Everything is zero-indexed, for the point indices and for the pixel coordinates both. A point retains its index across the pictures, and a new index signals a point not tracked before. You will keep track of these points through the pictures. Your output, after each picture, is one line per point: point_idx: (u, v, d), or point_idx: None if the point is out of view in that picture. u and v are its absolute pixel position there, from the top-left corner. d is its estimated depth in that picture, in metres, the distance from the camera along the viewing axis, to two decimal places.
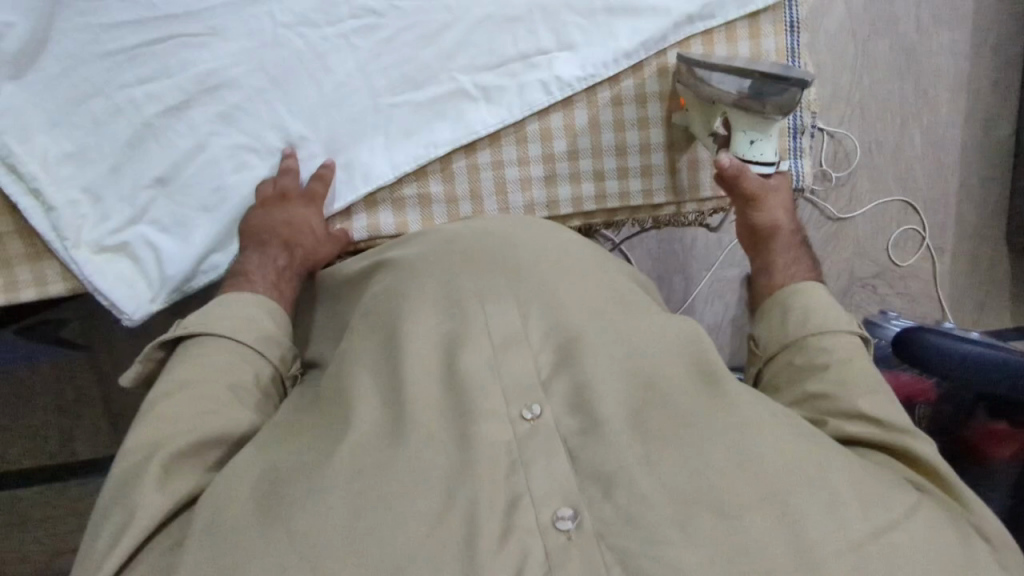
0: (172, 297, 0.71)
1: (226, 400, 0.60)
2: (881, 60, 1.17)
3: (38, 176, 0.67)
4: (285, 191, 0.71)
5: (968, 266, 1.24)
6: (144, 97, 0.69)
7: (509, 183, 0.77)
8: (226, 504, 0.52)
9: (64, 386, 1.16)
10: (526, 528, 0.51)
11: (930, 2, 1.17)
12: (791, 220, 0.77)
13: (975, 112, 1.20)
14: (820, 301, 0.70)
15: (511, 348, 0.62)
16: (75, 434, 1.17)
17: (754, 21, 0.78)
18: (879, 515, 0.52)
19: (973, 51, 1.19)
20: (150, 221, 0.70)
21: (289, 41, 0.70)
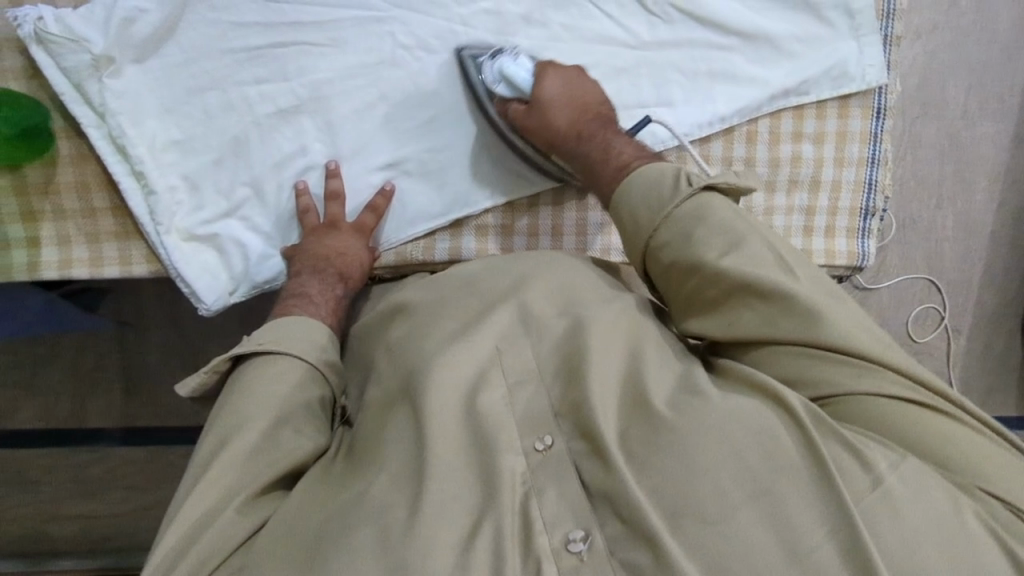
0: (248, 291, 0.79)
1: (271, 422, 0.63)
2: (925, 142, 1.20)
3: (145, 157, 0.75)
4: (335, 220, 0.78)
5: (982, 349, 1.29)
6: (257, 97, 0.77)
7: (590, 227, 0.87)
8: (279, 543, 0.56)
9: (83, 352, 1.16)
10: (544, 552, 0.55)
11: (979, 91, 1.18)
12: (557, 117, 0.76)
13: (1009, 202, 1.23)
14: (646, 179, 0.71)
15: (523, 384, 0.64)
16: (86, 401, 1.18)
17: (845, 101, 0.89)
18: (862, 476, 0.54)
19: (1014, 144, 1.21)
20: (240, 217, 0.79)
21: (405, 62, 0.80)
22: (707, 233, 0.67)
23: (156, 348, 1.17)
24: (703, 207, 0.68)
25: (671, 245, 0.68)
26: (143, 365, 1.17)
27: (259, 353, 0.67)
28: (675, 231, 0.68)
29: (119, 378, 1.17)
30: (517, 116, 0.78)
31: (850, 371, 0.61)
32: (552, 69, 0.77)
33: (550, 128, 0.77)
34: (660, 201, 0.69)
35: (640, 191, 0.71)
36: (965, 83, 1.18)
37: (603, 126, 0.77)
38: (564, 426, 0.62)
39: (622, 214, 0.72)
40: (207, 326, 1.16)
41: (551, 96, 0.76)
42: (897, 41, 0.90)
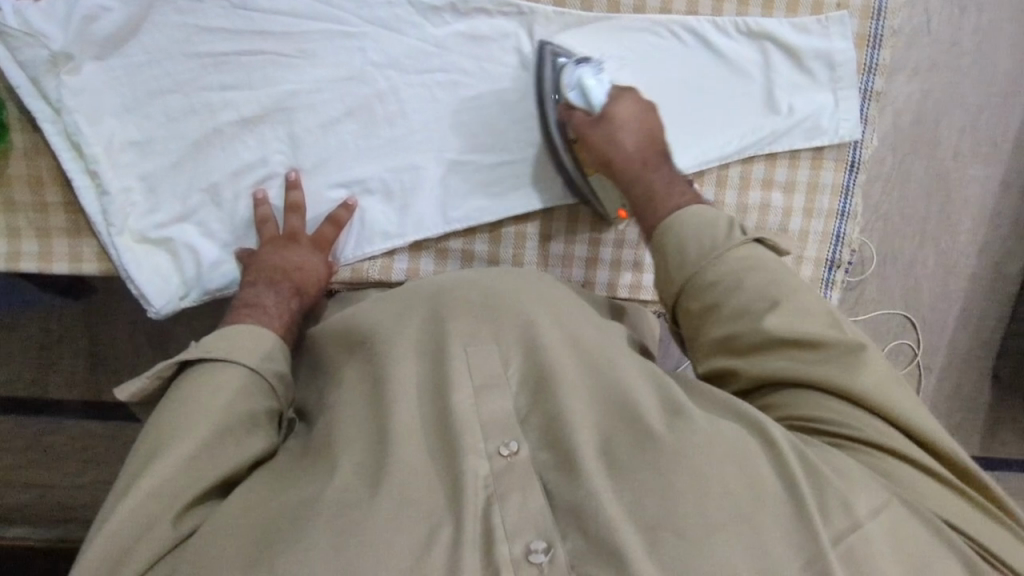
0: (199, 296, 0.81)
1: (219, 425, 0.62)
2: (914, 178, 1.19)
3: (100, 157, 0.76)
4: (294, 232, 0.80)
5: (951, 389, 1.27)
6: (221, 103, 0.79)
7: (552, 257, 0.90)
8: (221, 541, 0.54)
9: (50, 322, 1.16)
10: (502, 563, 0.52)
11: (972, 132, 1.17)
12: (633, 144, 0.78)
13: (993, 246, 1.23)
14: (697, 224, 0.72)
15: (493, 389, 0.62)
16: (52, 370, 1.17)
17: (818, 153, 0.92)
18: (843, 519, 0.54)
19: (1002, 189, 1.20)
20: (195, 223, 0.80)
21: (376, 80, 0.82)
22: (757, 289, 0.67)
23: (123, 324, 1.15)
24: (749, 264, 0.69)
25: (713, 289, 0.69)
26: (112, 339, 1.16)
27: (209, 358, 0.67)
28: (725, 275, 0.69)
29: (85, 351, 1.16)
30: (579, 126, 0.80)
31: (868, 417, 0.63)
32: (629, 94, 0.80)
33: (615, 147, 0.78)
34: (713, 247, 0.70)
35: (688, 234, 0.72)
36: (959, 123, 1.17)
37: (664, 159, 0.79)
38: (530, 437, 0.60)
39: (666, 249, 0.72)
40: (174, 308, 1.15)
41: (620, 117, 0.78)
42: (876, 98, 0.93)
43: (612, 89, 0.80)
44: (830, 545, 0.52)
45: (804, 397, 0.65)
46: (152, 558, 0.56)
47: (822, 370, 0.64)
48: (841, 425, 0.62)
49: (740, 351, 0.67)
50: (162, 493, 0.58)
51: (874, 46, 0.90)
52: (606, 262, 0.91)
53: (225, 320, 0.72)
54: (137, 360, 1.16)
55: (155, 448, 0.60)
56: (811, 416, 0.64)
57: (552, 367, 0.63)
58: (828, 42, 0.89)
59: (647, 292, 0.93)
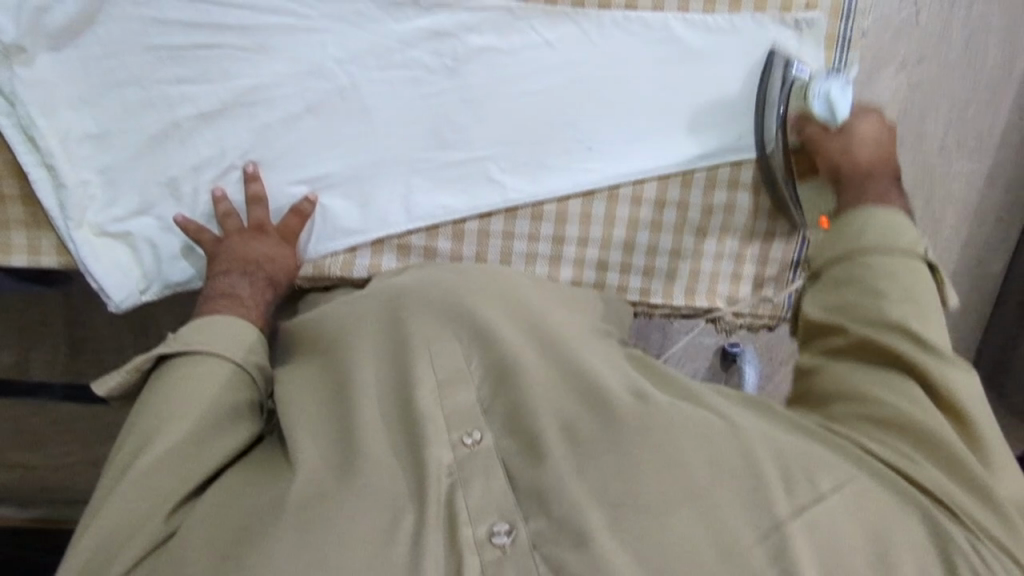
0: (160, 290, 0.83)
1: (197, 418, 0.62)
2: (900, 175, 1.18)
3: (55, 150, 0.77)
4: (261, 222, 0.81)
5: None
6: (178, 96, 0.79)
7: (515, 254, 0.90)
8: (200, 539, 0.54)
9: (29, 308, 1.14)
10: (465, 545, 0.52)
11: (958, 128, 1.16)
12: (865, 153, 0.80)
13: (975, 242, 1.23)
14: (888, 218, 0.73)
15: (454, 386, 0.62)
16: (31, 356, 1.16)
17: None
18: (807, 492, 0.55)
19: (986, 186, 1.19)
20: (154, 216, 0.82)
21: (335, 75, 0.82)
22: (912, 288, 0.68)
23: (103, 310, 1.15)
24: (913, 266, 0.70)
25: (876, 270, 0.70)
26: (93, 326, 1.15)
27: (184, 353, 0.67)
28: (893, 265, 0.70)
29: (65, 337, 1.16)
30: (815, 134, 0.83)
31: (919, 400, 0.62)
32: (871, 115, 0.83)
33: (847, 155, 0.81)
34: (896, 240, 0.71)
35: (875, 222, 0.73)
36: (945, 119, 1.15)
37: (889, 175, 0.80)
38: (493, 424, 0.60)
39: (844, 227, 0.74)
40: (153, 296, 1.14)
41: (859, 131, 0.81)
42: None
43: (869, 114, 0.83)
44: (792, 517, 0.53)
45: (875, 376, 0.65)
46: (142, 553, 0.56)
47: (927, 353, 0.64)
48: (887, 409, 0.62)
49: (863, 320, 0.68)
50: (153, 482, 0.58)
51: (843, 48, 0.90)
52: (568, 261, 0.91)
53: (201, 312, 0.73)
54: (118, 346, 1.16)
55: (137, 450, 0.61)
56: (857, 395, 0.65)
57: (516, 367, 0.62)
58: (800, 46, 0.88)
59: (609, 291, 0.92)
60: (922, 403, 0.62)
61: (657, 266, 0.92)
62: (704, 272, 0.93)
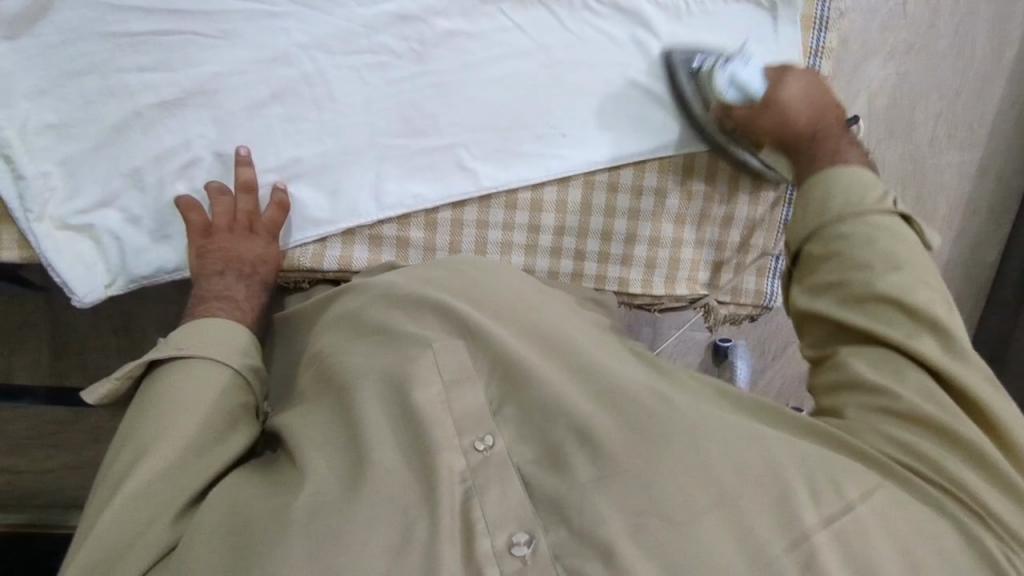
0: (128, 285, 0.80)
1: (193, 423, 0.62)
2: (890, 164, 1.18)
3: (13, 141, 0.74)
4: (252, 219, 0.79)
5: None
6: (140, 84, 0.77)
7: (489, 244, 0.88)
8: (202, 549, 0.53)
9: (10, 312, 1.11)
10: (484, 557, 0.51)
11: (948, 119, 1.16)
12: (807, 120, 0.77)
13: (968, 231, 1.23)
14: (847, 179, 0.72)
15: (462, 386, 0.60)
16: (14, 359, 1.14)
17: None
18: (834, 501, 0.53)
19: (978, 174, 1.19)
20: (118, 209, 0.79)
21: (300, 61, 0.80)
22: (891, 251, 0.66)
23: (86, 314, 1.13)
24: (889, 229, 0.68)
25: (847, 238, 0.68)
26: (76, 327, 1.13)
27: (178, 358, 0.66)
28: (864, 230, 0.68)
29: (47, 340, 1.13)
30: (741, 117, 0.80)
31: (917, 375, 0.61)
32: (792, 73, 0.79)
33: (787, 129, 0.78)
34: (858, 202, 0.70)
35: (835, 190, 0.72)
36: (936, 108, 1.15)
37: (835, 127, 0.78)
38: (505, 428, 0.58)
39: (811, 200, 0.73)
40: (140, 295, 1.12)
41: (788, 94, 0.78)
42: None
43: (791, 73, 0.79)
44: (818, 526, 0.52)
45: (867, 353, 0.64)
46: (154, 558, 0.55)
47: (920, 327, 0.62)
48: (890, 402, 0.60)
49: (848, 299, 0.66)
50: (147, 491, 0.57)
51: (821, 26, 0.89)
52: (545, 250, 0.89)
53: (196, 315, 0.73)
54: (103, 349, 1.14)
55: (132, 458, 0.60)
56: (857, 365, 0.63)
57: (525, 364, 0.60)
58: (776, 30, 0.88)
59: (590, 280, 0.91)
60: (915, 375, 0.61)
61: (636, 255, 0.91)
62: (685, 260, 0.92)
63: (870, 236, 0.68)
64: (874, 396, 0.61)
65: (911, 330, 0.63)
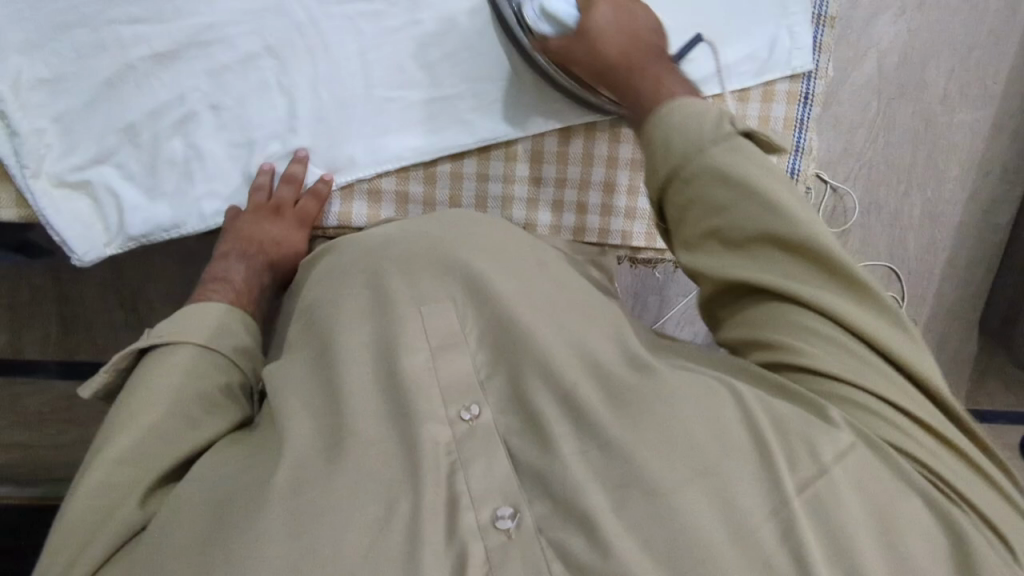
0: (126, 245, 0.79)
1: (164, 406, 0.61)
2: (899, 126, 1.16)
3: (6, 96, 0.73)
4: (280, 205, 0.80)
5: (937, 340, 1.25)
6: (132, 36, 0.76)
7: (492, 198, 0.87)
8: (172, 529, 0.52)
9: (18, 286, 1.13)
10: (468, 531, 0.50)
11: (960, 76, 1.14)
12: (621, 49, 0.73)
13: (979, 192, 1.19)
14: (687, 115, 0.64)
15: (449, 350, 0.59)
16: (25, 332, 1.15)
17: (770, 85, 0.88)
18: (809, 463, 0.52)
19: (991, 133, 1.16)
20: (113, 165, 0.78)
21: (292, 11, 0.80)
22: (747, 191, 0.60)
23: (94, 288, 1.14)
24: (748, 160, 0.62)
25: (713, 182, 0.62)
26: (83, 300, 1.14)
27: (162, 343, 0.66)
28: (716, 171, 0.62)
29: (57, 315, 1.14)
30: (561, 48, 0.76)
31: (832, 335, 0.58)
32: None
33: (600, 58, 0.74)
34: (702, 139, 0.63)
35: (681, 121, 0.64)
36: (948, 65, 1.13)
37: (648, 59, 0.74)
38: (491, 396, 0.58)
39: (653, 141, 0.66)
40: (145, 265, 1.13)
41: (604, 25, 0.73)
42: (830, 23, 0.89)
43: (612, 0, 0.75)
44: (794, 492, 0.50)
45: (777, 318, 0.60)
46: (118, 540, 0.53)
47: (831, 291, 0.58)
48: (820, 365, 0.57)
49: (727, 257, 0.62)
50: (113, 483, 0.55)
51: None
52: (547, 203, 0.88)
53: (194, 293, 0.76)
54: (109, 322, 1.15)
55: (105, 436, 0.59)
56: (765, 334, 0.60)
57: (517, 333, 0.59)
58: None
59: (592, 234, 0.89)
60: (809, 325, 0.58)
61: (639, 208, 0.89)
62: None
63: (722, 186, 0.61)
64: (821, 369, 0.57)
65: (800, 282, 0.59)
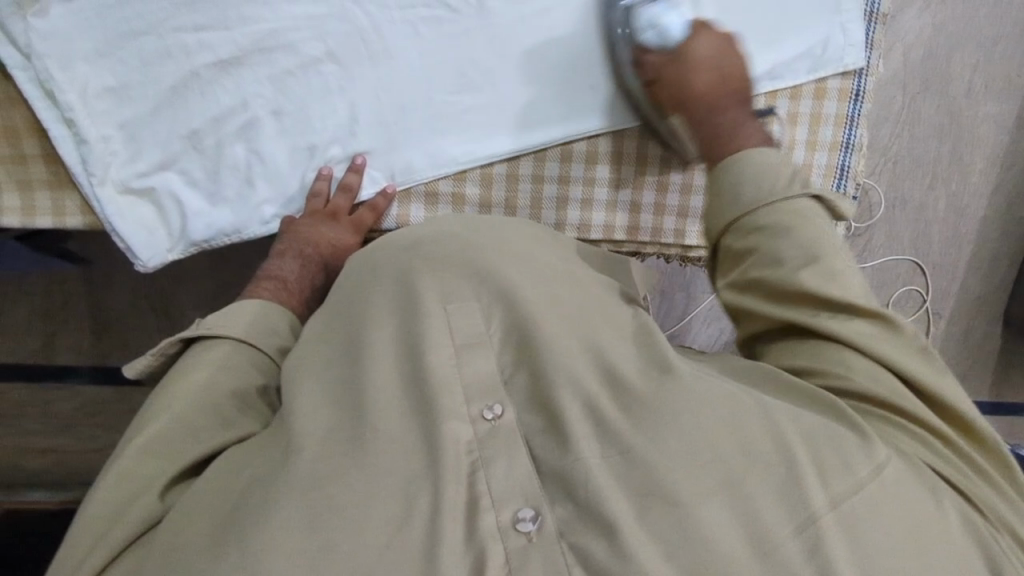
0: (187, 250, 0.81)
1: (195, 402, 0.61)
2: (926, 120, 1.16)
3: (75, 104, 0.74)
4: (336, 210, 0.81)
5: (960, 335, 1.24)
6: (196, 44, 0.76)
7: (546, 200, 0.87)
8: (189, 527, 0.52)
9: (52, 290, 1.15)
10: (487, 532, 0.50)
11: (985, 70, 1.14)
12: (721, 79, 0.76)
13: (1004, 185, 1.19)
14: (757, 164, 0.67)
15: (473, 350, 0.60)
16: (59, 338, 1.16)
17: (821, 82, 0.88)
18: (843, 484, 0.51)
19: (1018, 125, 1.16)
20: (177, 171, 0.79)
21: (355, 17, 0.80)
22: (807, 242, 0.62)
23: (126, 292, 1.15)
24: (813, 215, 0.64)
25: (774, 229, 0.64)
26: (115, 305, 1.15)
27: (204, 336, 0.67)
28: (781, 221, 0.63)
29: (88, 319, 1.16)
30: (655, 63, 0.78)
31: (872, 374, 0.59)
32: (705, 31, 0.77)
33: (688, 82, 0.76)
34: (768, 193, 0.65)
35: (745, 173, 0.67)
36: (972, 59, 1.14)
37: (735, 98, 0.75)
38: (513, 397, 0.58)
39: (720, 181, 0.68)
40: (178, 268, 1.14)
41: (696, 55, 0.76)
42: (883, 20, 0.90)
43: (725, 39, 0.77)
44: (827, 508, 0.50)
45: (824, 353, 0.61)
46: (138, 530, 0.54)
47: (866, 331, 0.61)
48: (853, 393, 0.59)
49: (779, 300, 0.63)
50: (141, 475, 0.56)
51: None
52: (600, 205, 0.88)
53: (245, 290, 0.75)
54: (142, 324, 1.16)
55: (137, 427, 0.60)
56: (802, 360, 0.62)
57: (541, 335, 0.60)
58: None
59: (645, 234, 0.89)
60: (843, 354, 0.60)
61: (693, 208, 0.89)
62: None
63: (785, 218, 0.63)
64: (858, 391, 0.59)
65: (831, 315, 0.61)
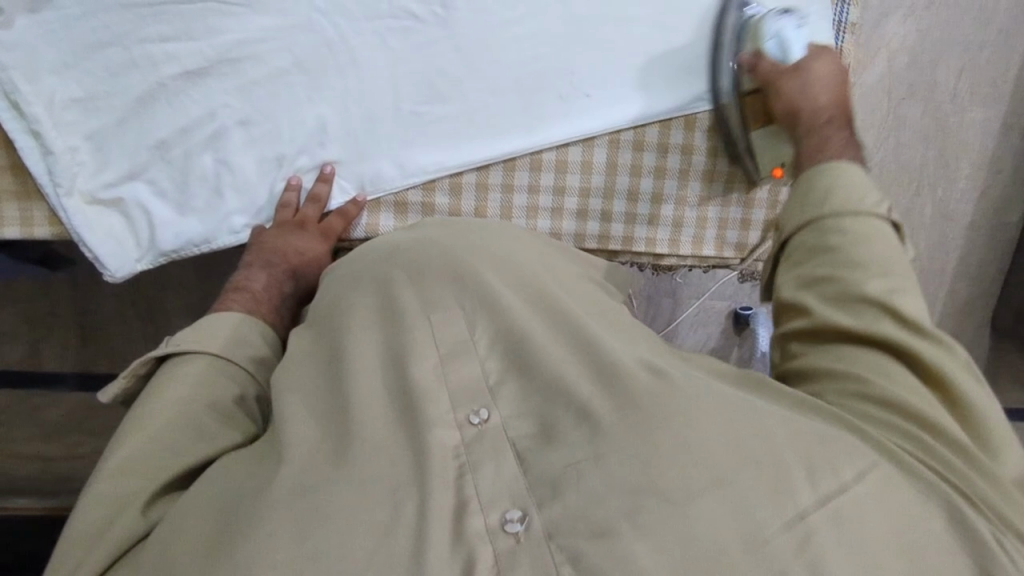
0: (155, 260, 0.81)
1: (173, 416, 0.61)
2: (910, 124, 1.15)
3: (41, 116, 0.74)
4: (304, 220, 0.81)
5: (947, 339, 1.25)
6: (162, 55, 0.76)
7: (517, 208, 0.87)
8: (176, 544, 0.51)
9: (35, 298, 1.15)
10: (476, 535, 0.49)
11: (971, 76, 1.13)
12: (825, 97, 0.75)
13: (989, 192, 1.19)
14: (848, 178, 0.67)
15: (457, 356, 0.59)
16: (43, 345, 1.16)
17: None
18: (830, 480, 0.50)
19: (1003, 131, 1.16)
20: (144, 181, 0.79)
21: (322, 28, 0.80)
22: (882, 253, 0.63)
23: (111, 300, 1.15)
24: (884, 233, 0.65)
25: (851, 234, 0.64)
26: (99, 312, 1.15)
27: (176, 353, 0.67)
28: (862, 227, 0.64)
29: (72, 327, 1.16)
30: (766, 70, 0.78)
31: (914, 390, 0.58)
32: (823, 53, 0.78)
33: (798, 98, 0.75)
34: (857, 203, 0.66)
35: (837, 182, 0.67)
36: (958, 64, 1.12)
37: (844, 121, 0.74)
38: (503, 401, 0.57)
39: (811, 187, 0.68)
40: (160, 273, 1.14)
41: (815, 72, 0.76)
42: (852, 30, 0.90)
43: (831, 59, 0.78)
44: (813, 507, 0.49)
45: (872, 361, 0.60)
46: (120, 548, 0.54)
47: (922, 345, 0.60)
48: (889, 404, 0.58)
49: (840, 297, 0.62)
50: (122, 492, 0.56)
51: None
52: (571, 214, 0.88)
53: (214, 304, 0.75)
54: (125, 329, 1.16)
55: (114, 445, 0.59)
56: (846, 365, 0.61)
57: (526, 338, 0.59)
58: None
59: (617, 242, 0.90)
60: (889, 365, 0.59)
61: (663, 214, 0.89)
62: (712, 218, 0.90)
63: (861, 231, 0.64)
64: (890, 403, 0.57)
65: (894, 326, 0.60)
